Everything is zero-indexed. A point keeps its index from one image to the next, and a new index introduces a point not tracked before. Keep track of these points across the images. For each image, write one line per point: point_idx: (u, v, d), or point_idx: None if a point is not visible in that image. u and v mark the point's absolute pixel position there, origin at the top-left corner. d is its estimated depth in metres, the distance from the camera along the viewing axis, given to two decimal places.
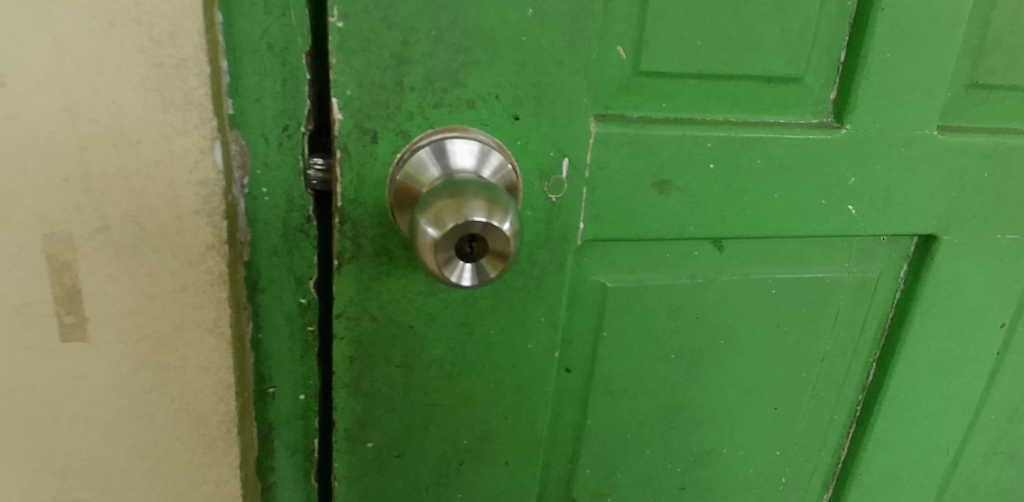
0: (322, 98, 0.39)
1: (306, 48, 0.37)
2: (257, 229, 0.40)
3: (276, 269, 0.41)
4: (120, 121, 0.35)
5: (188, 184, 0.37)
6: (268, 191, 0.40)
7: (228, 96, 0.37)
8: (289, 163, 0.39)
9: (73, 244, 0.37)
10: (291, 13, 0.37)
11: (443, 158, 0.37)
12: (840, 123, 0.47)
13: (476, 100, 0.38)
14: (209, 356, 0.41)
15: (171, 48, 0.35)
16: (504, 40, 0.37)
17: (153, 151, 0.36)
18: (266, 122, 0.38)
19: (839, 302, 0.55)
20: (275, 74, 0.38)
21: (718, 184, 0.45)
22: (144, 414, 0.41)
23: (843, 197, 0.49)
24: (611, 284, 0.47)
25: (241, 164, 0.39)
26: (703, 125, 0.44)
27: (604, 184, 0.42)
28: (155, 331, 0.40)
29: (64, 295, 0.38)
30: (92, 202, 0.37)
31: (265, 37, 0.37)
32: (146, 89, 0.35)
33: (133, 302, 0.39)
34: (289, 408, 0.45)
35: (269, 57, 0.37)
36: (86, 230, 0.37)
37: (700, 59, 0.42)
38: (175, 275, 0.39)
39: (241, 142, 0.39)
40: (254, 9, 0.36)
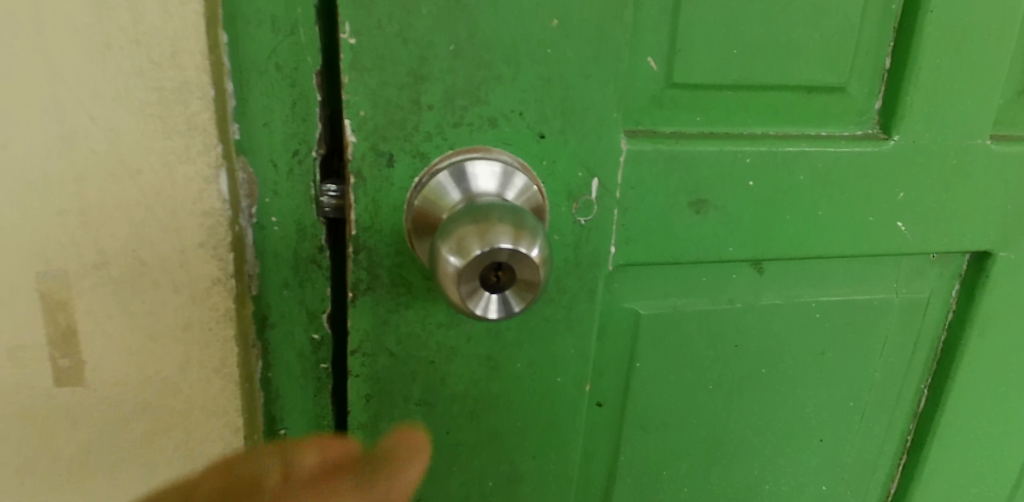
0: (334, 120, 0.37)
1: (316, 67, 0.35)
2: (267, 261, 0.38)
3: (288, 303, 0.39)
4: (118, 151, 0.35)
5: (191, 215, 0.37)
6: (278, 220, 0.37)
7: (234, 122, 0.35)
8: (300, 190, 0.37)
9: (69, 281, 0.37)
10: (300, 31, 0.34)
11: (465, 182, 0.34)
12: (887, 135, 0.44)
13: (499, 117, 0.35)
14: (214, 396, 0.40)
15: (172, 70, 0.34)
16: (527, 53, 0.34)
17: (154, 181, 0.36)
18: (275, 147, 0.36)
19: (887, 325, 0.52)
20: (284, 96, 0.35)
21: (759, 202, 0.42)
22: (146, 454, 0.41)
23: (893, 213, 0.45)
24: (645, 311, 0.44)
25: (249, 192, 0.37)
26: (741, 139, 0.41)
27: (637, 205, 0.39)
28: (156, 369, 0.39)
29: (60, 336, 0.38)
30: (90, 237, 0.36)
31: (273, 57, 0.34)
32: (146, 115, 0.34)
33: (134, 340, 0.38)
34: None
35: (277, 78, 0.35)
36: (82, 266, 0.36)
37: (737, 69, 0.39)
38: (178, 312, 0.38)
39: (249, 170, 0.36)
40: (261, 27, 0.34)
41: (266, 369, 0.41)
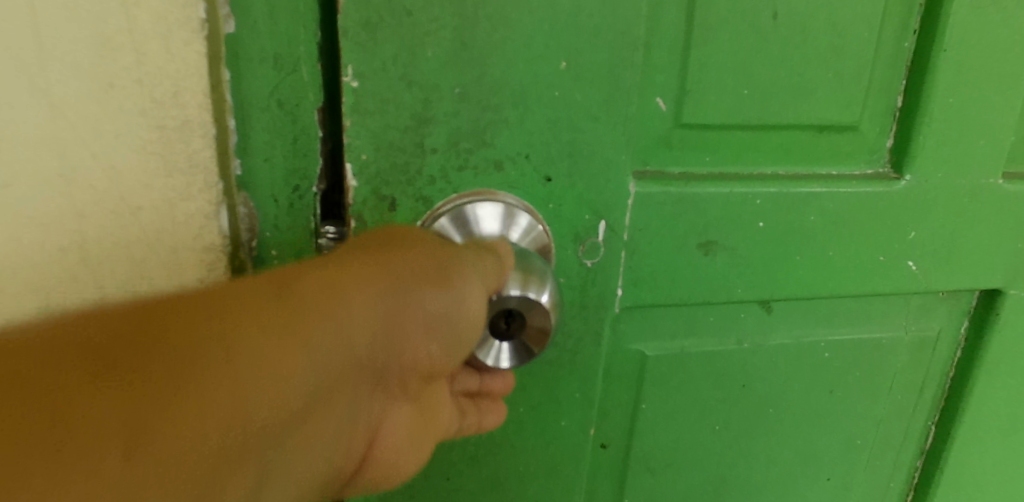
0: (336, 155, 0.36)
1: (317, 103, 0.34)
2: None
3: None
4: (119, 188, 0.33)
5: (191, 250, 0.35)
6: (277, 255, 0.36)
7: (235, 157, 0.34)
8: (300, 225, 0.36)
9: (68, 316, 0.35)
10: (303, 68, 0.33)
11: (471, 227, 0.34)
12: (899, 174, 0.43)
13: (504, 161, 0.34)
14: None
15: (175, 109, 0.32)
16: (535, 96, 0.33)
17: (154, 218, 0.34)
18: (276, 183, 0.35)
19: (897, 363, 0.51)
20: (286, 132, 0.34)
21: (768, 243, 0.41)
22: None
23: (904, 252, 0.44)
24: (651, 353, 0.43)
25: (249, 226, 0.35)
26: (751, 180, 0.40)
27: (644, 247, 0.38)
28: None
29: None
30: (88, 272, 0.34)
31: (275, 94, 0.33)
32: (147, 153, 0.32)
33: None
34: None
35: (279, 114, 0.33)
36: (84, 300, 0.35)
37: (748, 109, 0.38)
38: None
39: (250, 204, 0.35)
40: (263, 63, 0.32)
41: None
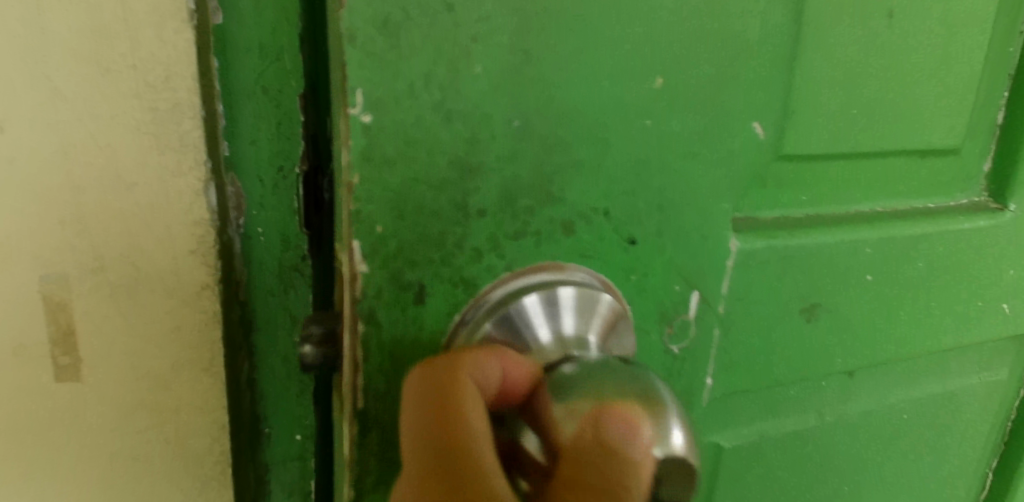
0: (320, 141, 0.32)
1: (301, 91, 0.31)
2: (252, 268, 0.33)
3: (274, 308, 0.35)
4: (115, 165, 0.29)
5: (183, 226, 0.31)
6: (263, 231, 0.33)
7: (222, 139, 0.31)
8: (285, 204, 0.33)
9: (69, 283, 0.31)
10: (286, 57, 0.30)
11: (507, 341, 0.22)
12: (1001, 205, 0.36)
13: (576, 220, 0.24)
14: (204, 395, 0.34)
15: (167, 92, 0.29)
16: (615, 126, 0.23)
17: (149, 194, 0.30)
18: (261, 166, 0.32)
19: (971, 415, 0.44)
20: (270, 118, 0.31)
21: (872, 302, 0.33)
22: (137, 456, 0.34)
23: (1000, 297, 0.37)
24: (728, 444, 0.34)
25: (237, 205, 0.32)
26: (855, 224, 0.32)
27: (739, 319, 0.29)
28: (149, 371, 0.33)
29: (59, 335, 0.31)
30: (86, 242, 0.30)
31: (261, 81, 0.30)
32: (142, 134, 0.29)
33: (127, 341, 0.32)
34: (285, 449, 0.37)
35: (263, 100, 0.31)
36: (82, 269, 0.31)
37: (855, 136, 0.30)
38: (169, 313, 0.32)
39: (238, 184, 0.32)
40: (250, 52, 0.30)
41: (251, 370, 0.35)
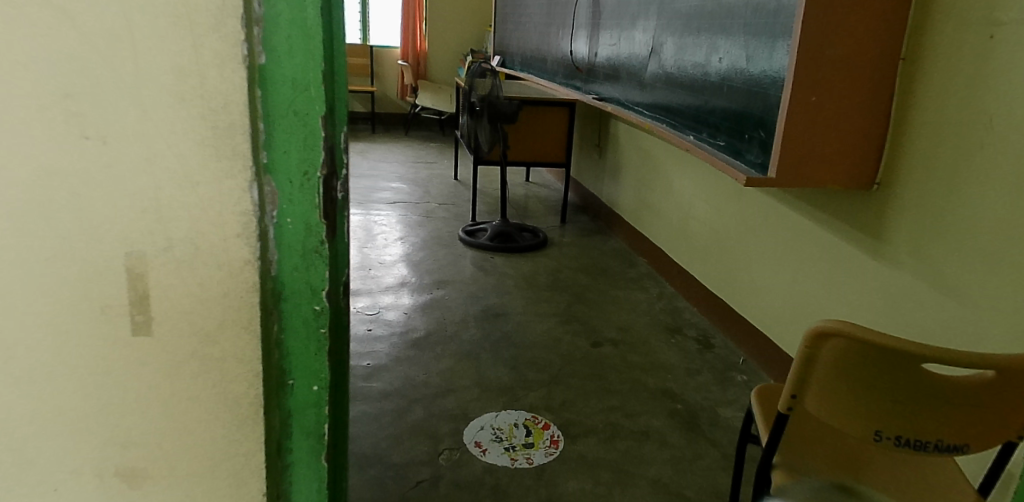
0: (332, 152, 0.68)
1: (322, 113, 0.66)
2: (283, 233, 0.66)
3: (295, 245, 0.67)
4: (185, 168, 0.61)
5: (233, 213, 0.63)
6: (291, 220, 0.66)
7: (263, 150, 0.63)
8: (309, 195, 0.67)
9: (143, 261, 0.63)
10: (311, 89, 0.64)
11: None
12: None
13: None
14: (231, 295, 0.65)
15: (224, 115, 0.60)
16: None
17: (207, 189, 0.62)
18: (293, 168, 0.65)
19: None
20: (301, 133, 0.65)
21: None
22: (190, 337, 0.66)
23: None
24: None
25: (271, 201, 0.65)
26: None
27: None
28: (196, 285, 0.64)
29: (137, 299, 0.64)
30: (163, 220, 0.62)
31: (293, 106, 0.64)
32: (205, 144, 0.61)
33: (187, 275, 0.64)
34: (304, 314, 0.70)
35: (295, 120, 0.64)
36: (155, 251, 0.63)
37: None
38: (219, 243, 0.64)
39: (272, 185, 0.65)
40: (285, 86, 0.63)
41: (274, 276, 0.68)
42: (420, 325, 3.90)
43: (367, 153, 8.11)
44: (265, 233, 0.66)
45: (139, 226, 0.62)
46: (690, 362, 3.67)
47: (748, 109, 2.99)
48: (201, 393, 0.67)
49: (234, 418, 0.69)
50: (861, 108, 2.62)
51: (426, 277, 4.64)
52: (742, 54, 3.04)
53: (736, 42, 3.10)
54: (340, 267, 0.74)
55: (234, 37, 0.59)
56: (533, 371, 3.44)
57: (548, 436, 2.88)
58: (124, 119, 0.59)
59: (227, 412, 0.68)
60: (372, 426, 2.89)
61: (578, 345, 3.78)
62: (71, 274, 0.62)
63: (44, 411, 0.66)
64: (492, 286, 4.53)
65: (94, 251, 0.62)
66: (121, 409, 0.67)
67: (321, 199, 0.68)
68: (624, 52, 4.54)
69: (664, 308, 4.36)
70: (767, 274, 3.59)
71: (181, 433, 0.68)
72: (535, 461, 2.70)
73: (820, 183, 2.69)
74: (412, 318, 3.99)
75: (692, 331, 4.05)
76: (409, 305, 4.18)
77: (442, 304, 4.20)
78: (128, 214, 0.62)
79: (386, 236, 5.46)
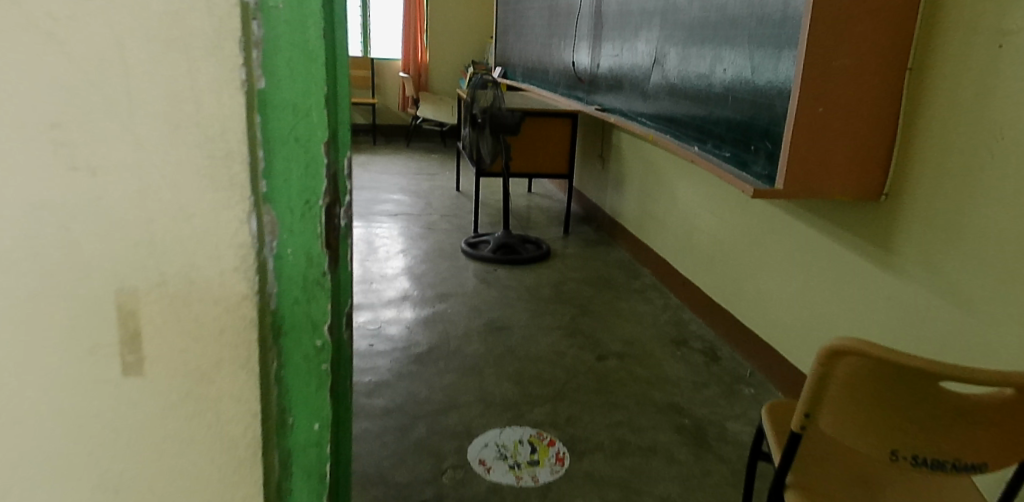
0: (334, 180, 0.66)
1: (323, 139, 0.63)
2: (284, 265, 0.64)
3: (294, 276, 0.64)
4: (178, 199, 0.58)
5: (230, 246, 0.60)
6: (291, 251, 0.64)
7: (263, 178, 0.60)
8: (311, 224, 0.65)
9: (134, 297, 0.60)
10: (313, 114, 0.62)
11: None
12: None
13: None
14: (227, 332, 0.62)
15: (221, 143, 0.57)
16: None
17: (202, 221, 0.58)
18: (293, 197, 0.63)
19: None
20: (302, 160, 0.63)
21: None
22: (182, 376, 0.62)
23: None
24: None
25: (272, 231, 0.62)
26: None
27: None
28: (190, 321, 0.61)
29: (127, 337, 0.61)
30: (154, 255, 0.59)
31: (294, 131, 0.61)
32: (200, 174, 0.57)
33: (180, 310, 0.60)
34: (304, 349, 0.67)
35: (295, 146, 0.62)
36: (146, 287, 0.60)
37: None
38: (215, 278, 0.60)
39: (273, 215, 0.62)
40: (285, 112, 0.60)
41: (274, 309, 0.65)
42: (423, 339, 3.85)
43: (369, 165, 8.11)
44: (264, 265, 0.63)
45: (132, 262, 0.59)
46: (696, 375, 3.62)
47: (754, 120, 2.97)
48: (197, 436, 0.64)
49: (233, 462, 0.65)
50: (869, 118, 2.60)
51: (428, 290, 4.61)
52: (747, 64, 3.02)
53: (741, 52, 3.08)
54: (342, 297, 0.72)
55: (233, 62, 0.56)
56: (537, 386, 3.40)
57: (553, 453, 2.84)
58: (114, 149, 0.56)
59: (225, 455, 0.65)
60: (374, 445, 2.85)
61: (582, 358, 3.74)
62: (59, 314, 0.59)
63: (33, 454, 0.63)
64: (495, 299, 4.49)
65: (81, 287, 0.59)
66: (111, 452, 0.64)
67: (324, 227, 0.66)
68: (626, 62, 4.53)
69: (669, 320, 4.32)
70: (775, 285, 3.55)
71: (174, 477, 0.65)
72: (540, 480, 2.65)
73: (826, 194, 2.66)
74: (415, 333, 3.95)
75: (698, 343, 4.00)
76: (411, 319, 4.14)
77: (445, 318, 4.16)
78: (117, 247, 0.58)
79: (388, 249, 5.44)
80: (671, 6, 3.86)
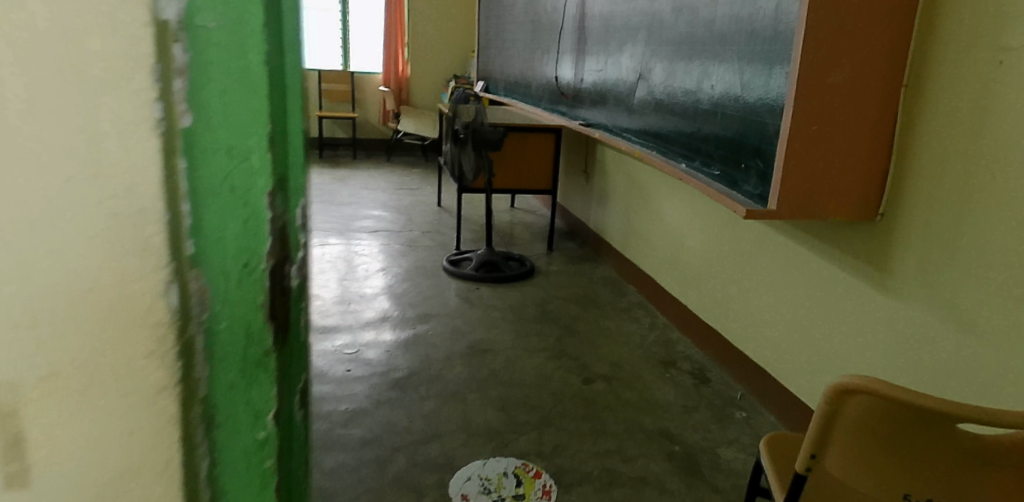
0: (281, 235, 0.55)
1: (268, 189, 0.52)
2: (216, 341, 0.52)
3: (230, 354, 0.53)
4: (74, 268, 0.45)
5: (142, 327, 0.47)
6: (227, 324, 0.52)
7: (188, 238, 0.48)
8: (251, 290, 0.53)
9: (16, 394, 0.46)
10: (253, 158, 0.50)
11: None
12: None
13: None
14: (140, 431, 0.49)
15: (130, 199, 0.45)
16: None
17: (105, 297, 0.46)
18: (228, 259, 0.51)
19: None
20: (239, 215, 0.51)
21: None
22: (82, 487, 0.49)
23: None
24: None
25: (201, 302, 0.50)
26: None
27: None
28: (91, 419, 0.48)
29: (9, 442, 0.48)
30: (42, 341, 0.46)
31: (228, 179, 0.50)
32: (101, 238, 0.45)
33: (77, 406, 0.48)
34: (242, 442, 0.55)
35: (229, 196, 0.50)
36: (33, 380, 0.46)
37: None
38: (125, 366, 0.47)
39: (202, 282, 0.50)
40: (218, 155, 0.49)
41: (205, 397, 0.52)
42: (403, 364, 3.71)
43: (349, 180, 7.96)
44: (192, 346, 0.50)
45: (12, 351, 0.46)
46: (686, 398, 3.52)
47: (744, 137, 2.89)
48: None
49: None
50: (864, 136, 2.53)
51: (409, 311, 4.46)
52: (737, 81, 2.95)
53: (730, 67, 3.01)
54: (291, 372, 0.60)
55: (142, 96, 0.44)
56: (522, 413, 3.27)
57: (540, 486, 2.71)
58: None
59: None
60: (351, 479, 2.70)
61: (569, 381, 3.61)
62: None
63: None
64: (477, 319, 4.36)
65: None
66: None
67: (268, 293, 0.54)
68: (611, 77, 4.45)
69: (657, 340, 4.21)
70: (766, 305, 3.46)
71: None
72: None
73: (820, 214, 2.59)
74: (394, 357, 3.80)
75: (687, 364, 3.90)
76: (391, 342, 4.00)
77: (425, 341, 4.02)
78: None
79: (367, 268, 5.29)
80: (656, 21, 3.79)
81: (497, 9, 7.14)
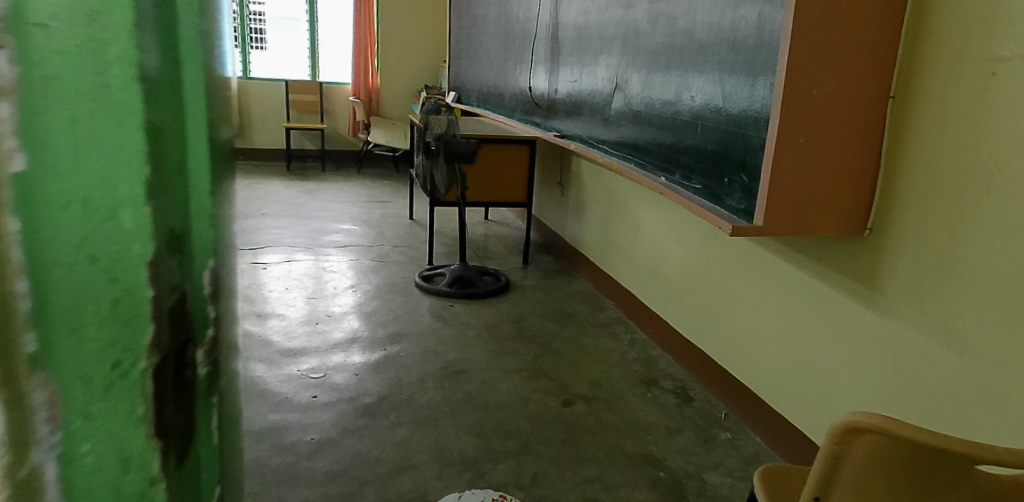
0: (174, 317, 0.41)
1: (149, 260, 0.38)
2: (76, 467, 0.38)
3: (98, 482, 0.39)
4: None
5: None
6: (91, 447, 0.38)
7: (25, 334, 0.34)
8: (129, 396, 0.39)
9: None
10: (122, 216, 0.36)
11: None
12: None
13: None
14: None
15: None
16: None
17: None
18: (92, 359, 0.37)
19: None
20: (105, 296, 0.37)
21: None
22: None
23: None
24: None
25: (49, 417, 0.36)
26: None
27: None
28: None
29: None
30: None
31: (86, 245, 0.35)
32: None
33: None
34: None
35: (86, 271, 0.35)
36: None
37: None
38: None
39: (49, 391, 0.35)
40: (68, 212, 0.34)
41: None
42: (373, 388, 3.53)
43: (317, 193, 7.74)
44: (38, 475, 0.36)
45: None
46: (669, 419, 3.40)
47: (726, 150, 2.79)
48: None
49: None
50: (852, 149, 2.45)
51: (380, 330, 4.28)
52: (718, 92, 2.86)
53: (710, 78, 2.92)
54: (197, 487, 0.46)
55: None
56: (499, 440, 3.11)
57: None
58: None
59: None
60: None
61: (548, 404, 3.47)
62: None
63: None
64: (451, 338, 4.20)
65: None
66: None
67: (156, 392, 0.41)
68: (586, 87, 4.34)
69: (637, 357, 4.09)
70: (750, 321, 3.36)
71: None
72: None
73: (807, 231, 2.49)
74: (364, 381, 3.62)
75: (669, 382, 3.78)
76: (360, 364, 3.81)
77: (397, 362, 3.85)
78: None
79: (336, 285, 5.09)
80: (631, 30, 3.69)
81: (468, 18, 7.02)
